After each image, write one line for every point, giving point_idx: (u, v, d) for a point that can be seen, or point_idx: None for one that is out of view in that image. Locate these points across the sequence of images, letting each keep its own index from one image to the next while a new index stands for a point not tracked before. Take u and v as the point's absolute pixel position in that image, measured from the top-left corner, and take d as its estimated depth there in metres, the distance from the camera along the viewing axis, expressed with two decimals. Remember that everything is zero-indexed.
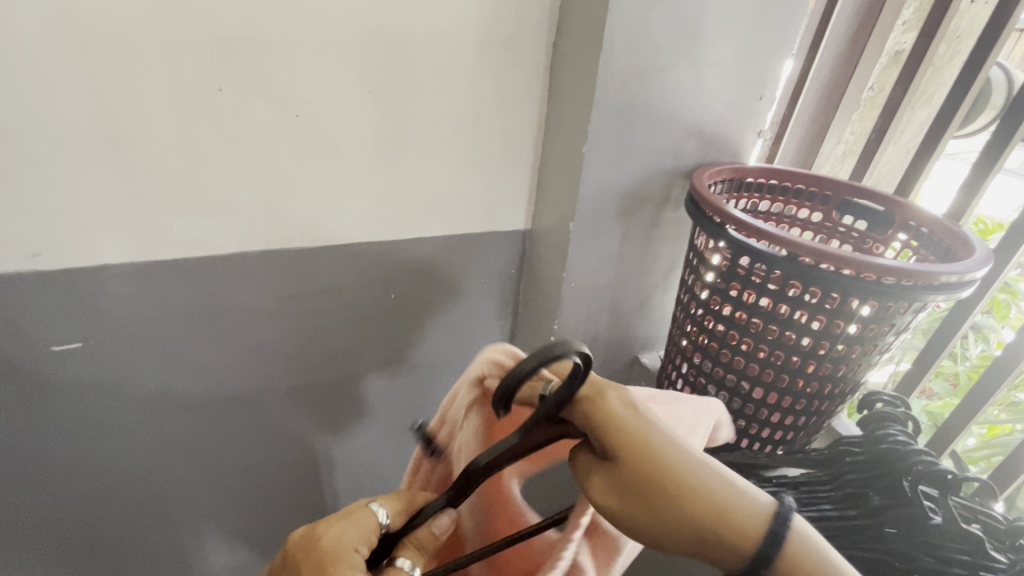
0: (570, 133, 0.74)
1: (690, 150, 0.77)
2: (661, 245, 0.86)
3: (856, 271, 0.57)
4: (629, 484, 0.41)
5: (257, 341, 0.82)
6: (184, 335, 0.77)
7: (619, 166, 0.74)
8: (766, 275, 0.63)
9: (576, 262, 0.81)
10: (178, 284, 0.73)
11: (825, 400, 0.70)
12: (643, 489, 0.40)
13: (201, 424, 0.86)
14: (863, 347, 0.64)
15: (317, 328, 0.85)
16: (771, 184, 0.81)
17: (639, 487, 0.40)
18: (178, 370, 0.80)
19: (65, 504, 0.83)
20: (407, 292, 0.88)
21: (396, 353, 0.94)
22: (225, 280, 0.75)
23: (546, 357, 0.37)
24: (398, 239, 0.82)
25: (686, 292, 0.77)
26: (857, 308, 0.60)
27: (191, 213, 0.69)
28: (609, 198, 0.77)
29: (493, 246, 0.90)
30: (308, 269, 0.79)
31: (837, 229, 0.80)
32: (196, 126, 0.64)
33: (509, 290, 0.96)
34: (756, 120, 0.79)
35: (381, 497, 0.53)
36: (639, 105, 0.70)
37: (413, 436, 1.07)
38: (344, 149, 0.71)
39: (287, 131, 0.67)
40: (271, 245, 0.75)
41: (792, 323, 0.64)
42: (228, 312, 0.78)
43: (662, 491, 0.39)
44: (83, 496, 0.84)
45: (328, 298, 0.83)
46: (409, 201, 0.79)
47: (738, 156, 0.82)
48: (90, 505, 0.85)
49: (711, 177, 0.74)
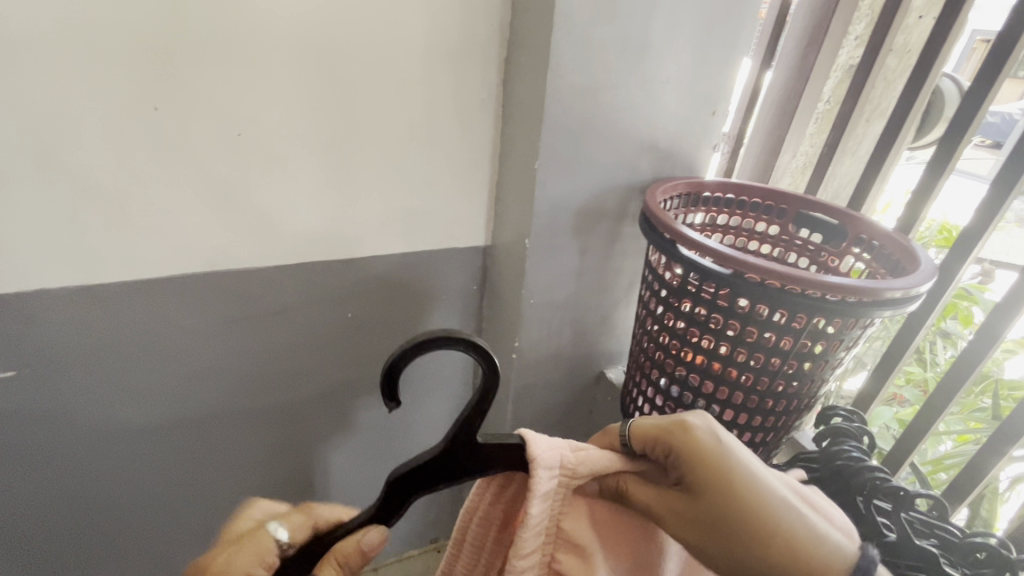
0: (523, 149, 0.73)
1: (645, 165, 0.77)
2: (620, 260, 0.85)
3: (800, 288, 0.57)
4: (749, 509, 0.47)
5: (206, 364, 0.80)
6: (127, 360, 0.75)
7: (572, 182, 0.74)
8: (716, 292, 0.63)
9: (533, 278, 0.80)
10: (119, 308, 0.71)
11: (782, 416, 0.70)
12: (761, 515, 0.47)
13: (152, 450, 0.83)
14: (814, 362, 0.64)
15: (271, 349, 0.83)
16: (727, 199, 0.81)
17: (758, 514, 0.47)
18: (121, 396, 0.77)
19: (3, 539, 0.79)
20: (364, 311, 0.86)
21: (356, 373, 0.92)
22: (172, 303, 0.73)
23: (434, 336, 0.44)
24: (352, 257, 0.80)
25: (643, 308, 0.77)
26: (805, 324, 0.60)
27: (129, 235, 0.66)
28: (566, 215, 0.76)
29: (452, 262, 0.89)
30: (258, 289, 0.77)
31: (793, 242, 0.80)
32: (131, 146, 0.62)
33: (472, 306, 0.95)
34: (710, 134, 0.80)
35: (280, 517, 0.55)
36: (589, 121, 0.70)
37: (377, 456, 1.04)
38: (291, 167, 0.70)
39: (229, 149, 0.66)
40: (216, 266, 0.72)
41: (743, 339, 0.63)
42: (173, 335, 0.75)
43: (770, 520, 0.48)
44: (22, 530, 0.80)
45: (280, 318, 0.81)
46: (363, 218, 0.78)
47: (694, 171, 0.82)
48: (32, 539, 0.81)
49: (664, 193, 0.74)
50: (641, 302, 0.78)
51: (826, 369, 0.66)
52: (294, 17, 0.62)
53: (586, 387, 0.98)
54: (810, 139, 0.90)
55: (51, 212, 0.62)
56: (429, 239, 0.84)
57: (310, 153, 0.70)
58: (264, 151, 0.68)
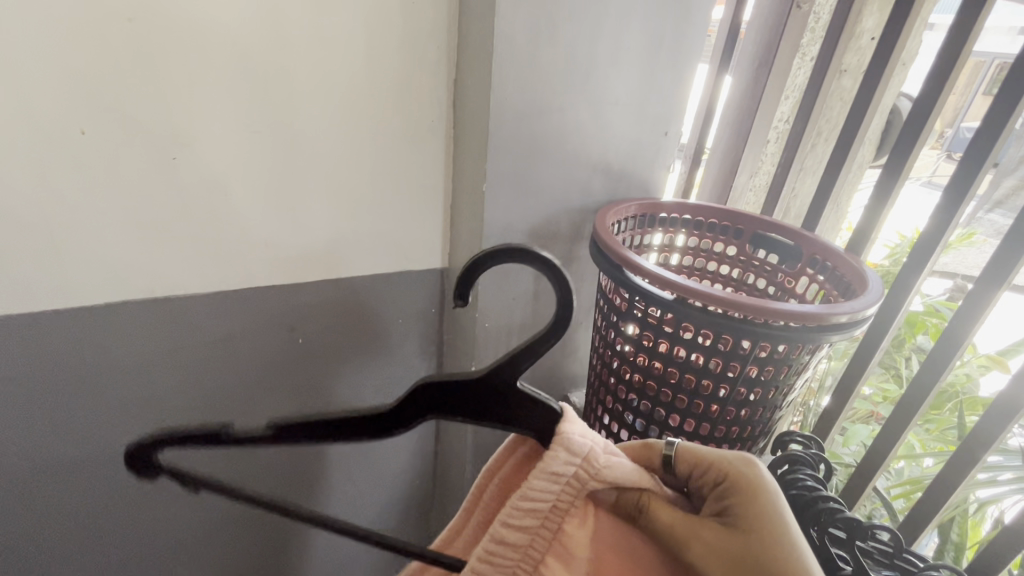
0: (472, 171, 0.72)
1: (597, 185, 0.77)
2: (578, 281, 0.84)
3: (744, 314, 0.56)
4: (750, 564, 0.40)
5: (148, 395, 0.76)
6: (59, 394, 0.71)
7: (523, 204, 0.73)
8: (662, 317, 0.61)
9: (488, 302, 0.78)
10: (47, 341, 0.67)
11: (738, 444, 0.67)
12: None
13: (89, 487, 0.78)
14: (764, 389, 0.62)
15: (218, 377, 0.80)
16: (683, 220, 0.80)
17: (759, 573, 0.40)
18: (54, 433, 0.73)
19: None
20: (316, 335, 0.84)
21: (310, 400, 0.89)
22: (106, 332, 0.69)
23: (510, 249, 0.39)
24: (301, 280, 0.78)
25: (599, 333, 0.75)
26: (751, 350, 0.59)
27: (57, 264, 0.63)
28: (518, 237, 0.75)
29: (408, 284, 0.87)
30: (201, 317, 0.74)
31: (752, 262, 0.79)
32: (57, 171, 0.59)
33: (431, 328, 0.93)
34: (663, 155, 0.80)
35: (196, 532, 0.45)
36: (537, 143, 0.69)
37: (337, 485, 1.01)
38: (233, 191, 0.69)
39: (165, 174, 0.64)
40: (155, 294, 0.70)
41: (691, 366, 0.62)
42: (110, 366, 0.72)
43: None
44: None
45: (226, 346, 0.78)
46: (312, 241, 0.77)
47: (650, 191, 0.82)
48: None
49: (615, 215, 0.73)
50: (596, 326, 0.76)
51: (779, 395, 0.64)
52: (233, 42, 0.61)
53: None
54: (767, 158, 0.90)
55: None
56: (383, 260, 0.84)
57: (253, 176, 0.69)
58: (204, 174, 0.66)
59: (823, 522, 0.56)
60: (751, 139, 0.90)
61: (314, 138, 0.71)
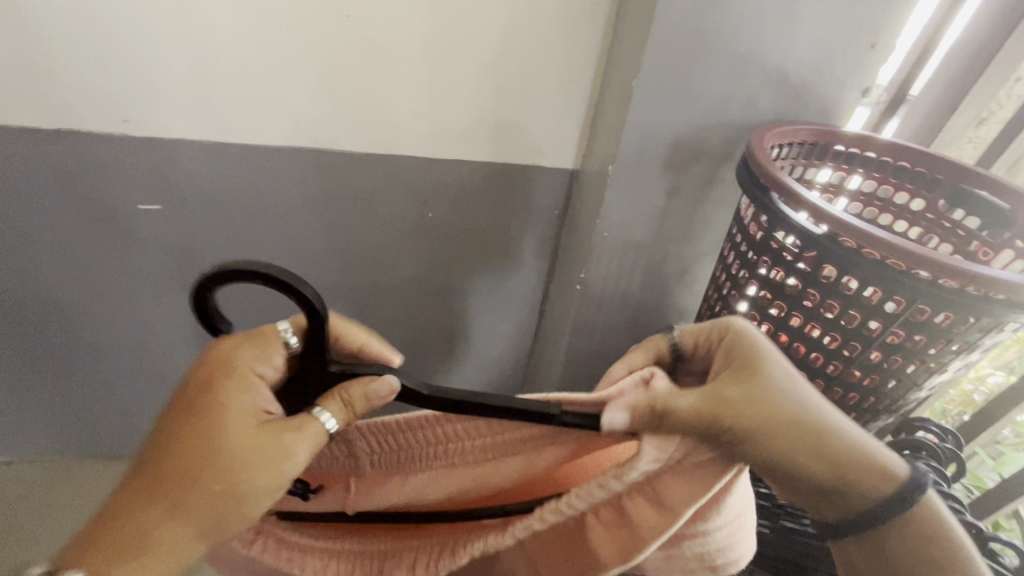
0: (624, 68, 0.67)
1: (765, 98, 0.67)
2: (714, 210, 0.77)
3: (905, 265, 0.47)
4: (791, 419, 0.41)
5: (304, 235, 0.88)
6: (244, 218, 0.84)
7: (670, 110, 0.66)
8: (800, 254, 0.54)
9: (610, 210, 0.75)
10: (235, 167, 0.79)
11: (871, 416, 0.60)
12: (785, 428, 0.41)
13: (257, 294, 0.94)
14: (910, 362, 0.54)
15: (356, 231, 0.89)
16: (867, 159, 0.68)
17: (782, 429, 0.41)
18: (235, 250, 0.88)
19: (154, 337, 1.00)
20: (442, 212, 0.88)
21: (428, 272, 0.96)
22: (272, 172, 0.80)
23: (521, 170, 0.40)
24: (439, 157, 0.82)
25: (734, 228, 0.65)
26: (900, 311, 0.51)
27: (245, 100, 0.73)
28: (656, 146, 0.69)
29: (541, 181, 0.87)
30: (348, 172, 0.82)
31: (940, 223, 0.68)
32: (254, 13, 0.66)
33: (551, 230, 0.93)
34: (862, 74, 0.67)
35: (210, 429, 0.42)
36: (707, 39, 0.62)
37: (438, 357, 1.11)
38: (390, 55, 0.72)
39: (338, 29, 0.69)
40: (319, 143, 0.78)
41: (817, 315, 0.55)
42: (277, 200, 0.83)
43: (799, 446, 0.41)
44: (169, 334, 1.00)
45: (366, 205, 0.86)
46: (450, 118, 0.78)
47: (830, 116, 0.70)
48: (167, 344, 1.01)
49: (778, 136, 0.64)
50: (713, 276, 0.70)
51: (908, 392, 0.57)
52: None
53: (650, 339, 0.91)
54: (1009, 100, 0.73)
55: (183, 70, 0.69)
56: (527, 139, 0.82)
57: (411, 42, 0.71)
58: (369, 34, 0.70)
59: None
60: (991, 72, 0.71)
61: (473, 10, 0.69)
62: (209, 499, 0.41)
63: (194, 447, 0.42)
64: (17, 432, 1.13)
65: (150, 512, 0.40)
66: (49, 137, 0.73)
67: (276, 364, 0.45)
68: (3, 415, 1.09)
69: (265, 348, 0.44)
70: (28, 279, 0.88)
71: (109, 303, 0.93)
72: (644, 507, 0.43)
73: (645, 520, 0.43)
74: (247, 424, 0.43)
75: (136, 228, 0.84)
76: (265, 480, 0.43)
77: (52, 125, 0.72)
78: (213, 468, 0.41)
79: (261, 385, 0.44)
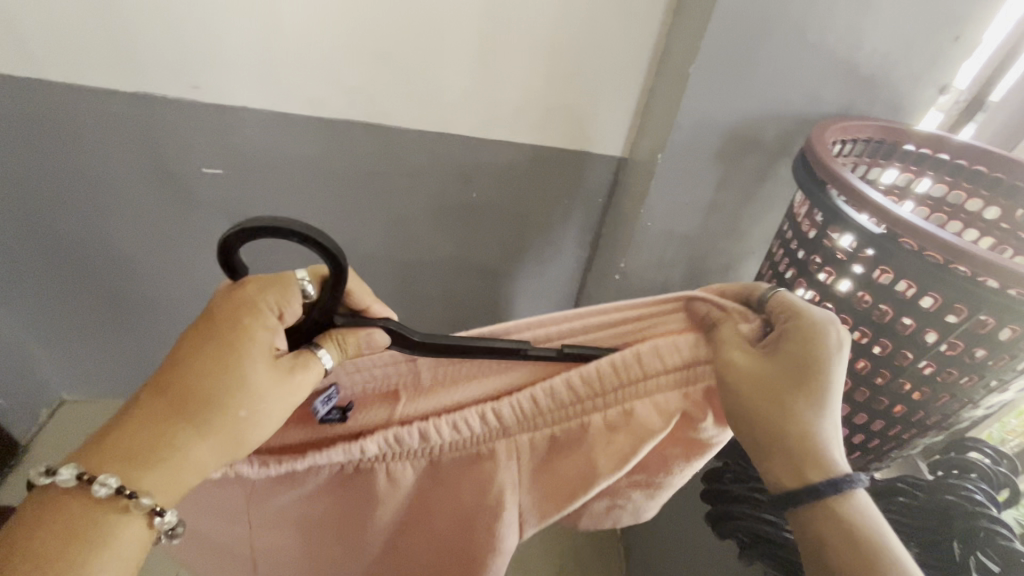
0: (682, 54, 0.66)
1: (830, 91, 0.64)
2: (766, 206, 0.74)
3: (971, 271, 0.45)
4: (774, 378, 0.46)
5: (352, 207, 0.91)
6: (297, 187, 0.88)
7: (727, 99, 0.64)
8: (854, 254, 0.52)
9: (656, 199, 0.73)
10: (293, 137, 0.82)
11: (921, 431, 0.57)
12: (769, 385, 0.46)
13: (305, 261, 0.98)
14: (968, 377, 0.50)
15: (401, 206, 0.91)
16: (939, 161, 0.64)
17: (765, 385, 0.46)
18: (287, 217, 0.92)
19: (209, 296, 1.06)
20: (486, 192, 0.89)
21: (468, 252, 0.97)
22: (327, 143, 0.83)
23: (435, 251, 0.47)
24: (487, 137, 0.83)
25: (786, 224, 0.63)
26: (962, 322, 0.48)
27: (305, 72, 0.75)
28: (709, 135, 0.67)
29: (587, 167, 0.86)
30: (398, 147, 0.84)
31: (1016, 234, 0.63)
32: None
33: (593, 217, 0.92)
34: (943, 69, 0.62)
35: (212, 361, 0.45)
36: (773, 26, 0.59)
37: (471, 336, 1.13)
38: (446, 33, 0.72)
39: (398, 5, 0.70)
40: (372, 118, 0.80)
41: (868, 319, 0.53)
42: (329, 171, 0.86)
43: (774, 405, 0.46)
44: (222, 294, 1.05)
45: (412, 181, 0.88)
46: (501, 98, 0.78)
47: (902, 112, 0.66)
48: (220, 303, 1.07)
49: (842, 131, 0.61)
50: (760, 273, 0.67)
51: (961, 410, 0.53)
52: None
53: None
54: None
55: (250, 40, 0.72)
56: (576, 123, 0.81)
57: (467, 21, 0.71)
58: (427, 11, 0.70)
59: (973, 540, 0.53)
60: None
61: None
62: (232, 423, 0.46)
63: (214, 371, 0.45)
64: (85, 372, 1.23)
65: (174, 427, 0.44)
66: (126, 99, 0.78)
67: (285, 305, 0.47)
68: (75, 354, 1.19)
69: (277, 295, 0.47)
70: (101, 231, 0.95)
71: (170, 260, 0.99)
72: (647, 414, 0.51)
73: (649, 423, 0.51)
74: (261, 361, 0.46)
75: (199, 191, 0.89)
76: (271, 411, 0.47)
77: (130, 90, 0.77)
78: (221, 398, 0.45)
79: (274, 329, 0.47)
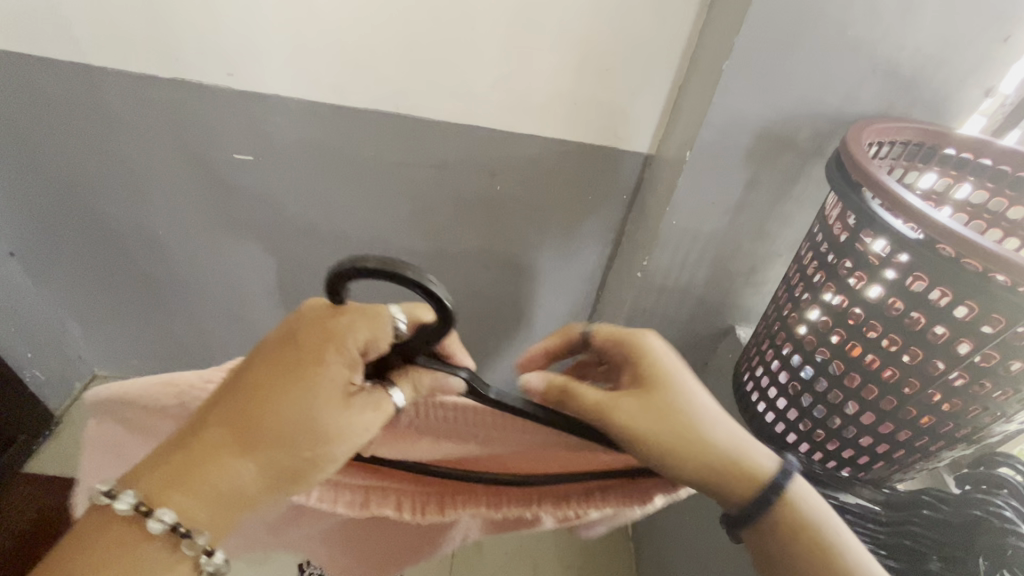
0: (715, 50, 0.65)
1: (868, 92, 0.62)
2: (795, 209, 0.72)
3: (1011, 280, 0.43)
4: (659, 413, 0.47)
5: (379, 197, 0.92)
6: (325, 175, 0.89)
7: (759, 98, 0.63)
8: (886, 258, 0.51)
9: (682, 198, 0.72)
10: (322, 126, 0.83)
11: (950, 444, 0.55)
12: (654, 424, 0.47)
13: (330, 248, 1.00)
14: (1002, 390, 0.49)
15: (426, 198, 0.92)
16: (980, 166, 0.62)
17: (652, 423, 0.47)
18: (315, 205, 0.93)
19: (236, 280, 1.08)
20: (511, 186, 0.89)
21: (490, 245, 0.98)
22: (356, 133, 0.84)
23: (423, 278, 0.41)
24: (513, 131, 0.83)
25: (815, 227, 0.62)
26: (998, 332, 0.46)
27: (337, 62, 0.76)
28: (740, 134, 0.66)
29: (613, 163, 0.85)
30: (425, 139, 0.84)
31: None
32: None
33: (617, 215, 0.92)
34: (990, 71, 0.60)
35: (292, 398, 0.42)
36: (811, 23, 0.58)
37: (491, 329, 1.13)
38: (477, 26, 0.72)
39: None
40: (401, 109, 0.81)
41: (899, 325, 0.52)
42: (357, 161, 0.87)
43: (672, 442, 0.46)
44: (249, 279, 1.08)
45: (438, 174, 0.88)
46: (529, 92, 0.78)
47: (944, 115, 0.64)
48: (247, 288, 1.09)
49: (879, 133, 0.59)
50: (786, 277, 0.66)
51: (993, 423, 0.52)
52: None
53: (707, 337, 0.89)
54: None
55: (285, 30, 0.74)
56: (603, 119, 0.80)
57: (499, 14, 0.71)
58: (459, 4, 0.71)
59: (999, 556, 0.52)
60: None
61: None
62: (297, 463, 0.43)
63: (286, 399, 0.43)
64: (118, 349, 1.28)
65: (229, 459, 0.42)
66: (165, 85, 0.80)
67: (380, 336, 0.42)
68: (109, 332, 1.24)
69: (374, 329, 0.42)
70: (137, 213, 0.98)
71: (201, 243, 1.02)
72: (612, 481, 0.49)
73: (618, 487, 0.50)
74: (337, 408, 0.43)
75: (230, 177, 0.91)
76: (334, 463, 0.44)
77: (168, 76, 0.79)
78: (290, 444, 0.43)
79: (355, 368, 0.43)
